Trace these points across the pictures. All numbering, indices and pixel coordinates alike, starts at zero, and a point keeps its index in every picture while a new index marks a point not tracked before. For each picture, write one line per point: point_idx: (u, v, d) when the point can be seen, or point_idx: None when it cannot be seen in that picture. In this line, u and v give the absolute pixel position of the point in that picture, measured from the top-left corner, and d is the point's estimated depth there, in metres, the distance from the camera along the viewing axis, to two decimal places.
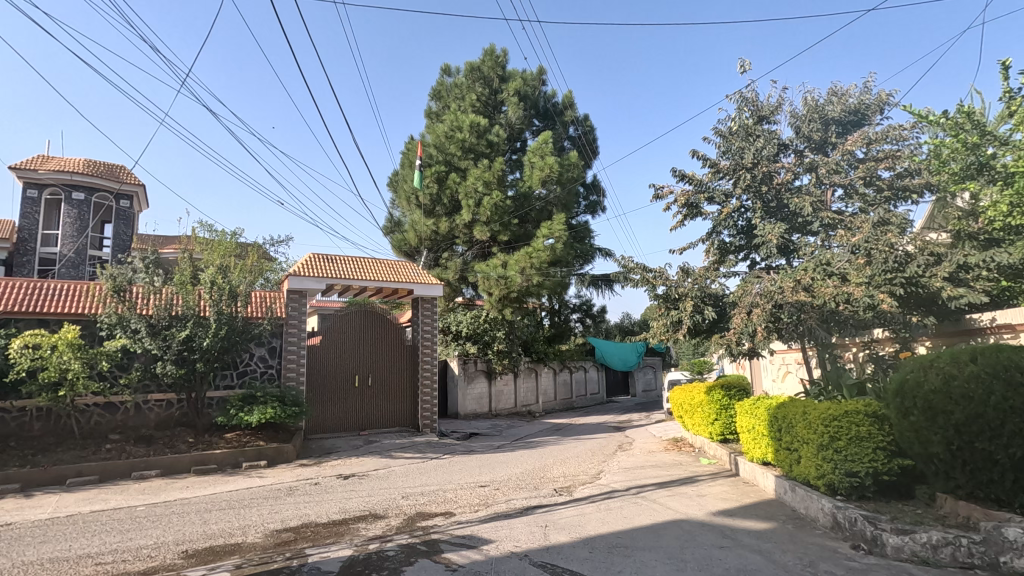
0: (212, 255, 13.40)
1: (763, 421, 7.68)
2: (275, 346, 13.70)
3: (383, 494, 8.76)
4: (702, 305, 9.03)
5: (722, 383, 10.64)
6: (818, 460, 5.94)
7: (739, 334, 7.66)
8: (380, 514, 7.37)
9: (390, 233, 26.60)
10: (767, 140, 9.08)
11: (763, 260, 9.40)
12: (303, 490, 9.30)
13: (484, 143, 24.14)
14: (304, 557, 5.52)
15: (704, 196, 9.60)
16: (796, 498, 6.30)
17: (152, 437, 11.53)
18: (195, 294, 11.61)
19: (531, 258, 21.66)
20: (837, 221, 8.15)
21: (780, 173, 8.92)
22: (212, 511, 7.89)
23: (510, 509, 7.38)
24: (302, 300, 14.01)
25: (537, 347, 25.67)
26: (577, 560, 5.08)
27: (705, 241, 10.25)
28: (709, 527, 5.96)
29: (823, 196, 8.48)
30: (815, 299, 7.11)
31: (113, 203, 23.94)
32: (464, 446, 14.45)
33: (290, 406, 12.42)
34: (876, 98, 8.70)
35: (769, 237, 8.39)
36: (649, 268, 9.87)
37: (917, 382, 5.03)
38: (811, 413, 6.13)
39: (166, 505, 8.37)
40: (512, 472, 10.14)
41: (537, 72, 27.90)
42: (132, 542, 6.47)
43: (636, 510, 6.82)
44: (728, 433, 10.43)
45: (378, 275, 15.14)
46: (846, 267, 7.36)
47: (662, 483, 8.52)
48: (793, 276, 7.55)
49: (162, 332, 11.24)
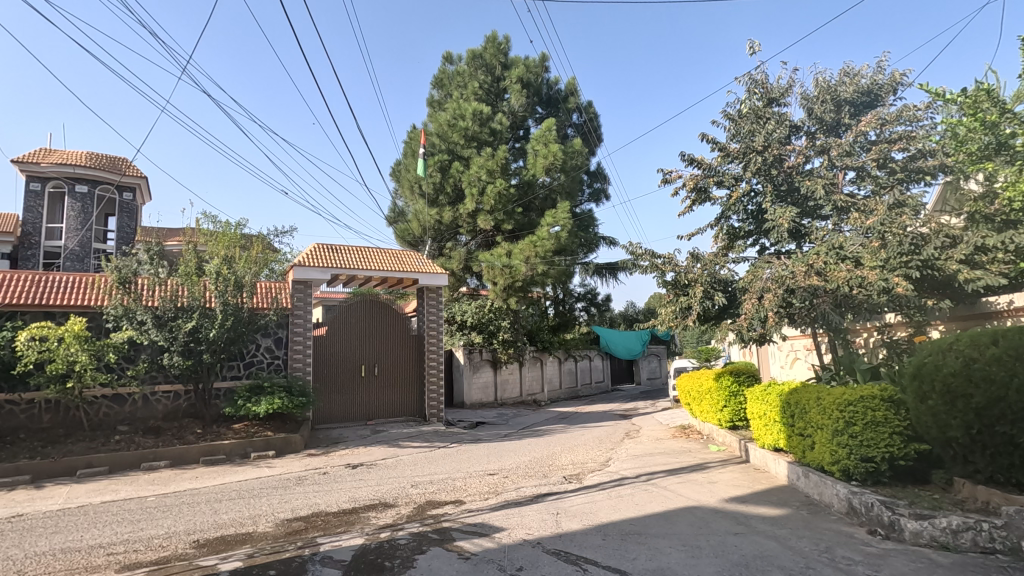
0: (216, 245, 13.34)
1: (775, 407, 7.61)
2: (281, 337, 13.68)
3: (392, 483, 8.76)
4: (712, 291, 8.94)
5: (732, 370, 10.56)
6: (832, 446, 5.86)
7: (751, 320, 7.58)
8: (389, 503, 7.35)
9: (393, 222, 26.52)
10: (778, 123, 8.91)
11: (773, 245, 9.28)
12: (312, 479, 9.32)
13: (487, 131, 24.00)
14: (316, 546, 5.50)
15: (713, 180, 9.46)
16: (810, 484, 6.24)
17: (160, 428, 11.56)
18: (200, 285, 11.56)
19: (535, 247, 21.58)
20: (850, 204, 8.00)
21: (791, 156, 8.77)
22: (223, 500, 7.90)
23: (521, 496, 7.36)
24: (307, 290, 13.96)
25: (542, 336, 25.62)
26: (591, 547, 5.04)
27: (714, 226, 10.15)
28: (722, 514, 5.92)
29: (835, 179, 8.31)
30: (828, 284, 7.01)
31: (116, 195, 23.92)
32: (472, 434, 14.48)
33: (297, 396, 12.45)
34: (890, 77, 8.43)
35: (780, 221, 8.29)
36: (657, 254, 9.78)
37: (935, 365, 4.94)
38: (825, 398, 6.06)
39: (176, 495, 8.38)
40: (520, 460, 10.13)
41: (539, 59, 27.56)
42: (143, 532, 6.47)
43: (648, 496, 6.79)
44: (737, 420, 10.38)
45: (383, 265, 15.08)
46: (859, 251, 7.25)
47: (672, 470, 8.48)
48: (805, 260, 7.46)
49: (168, 324, 11.21)
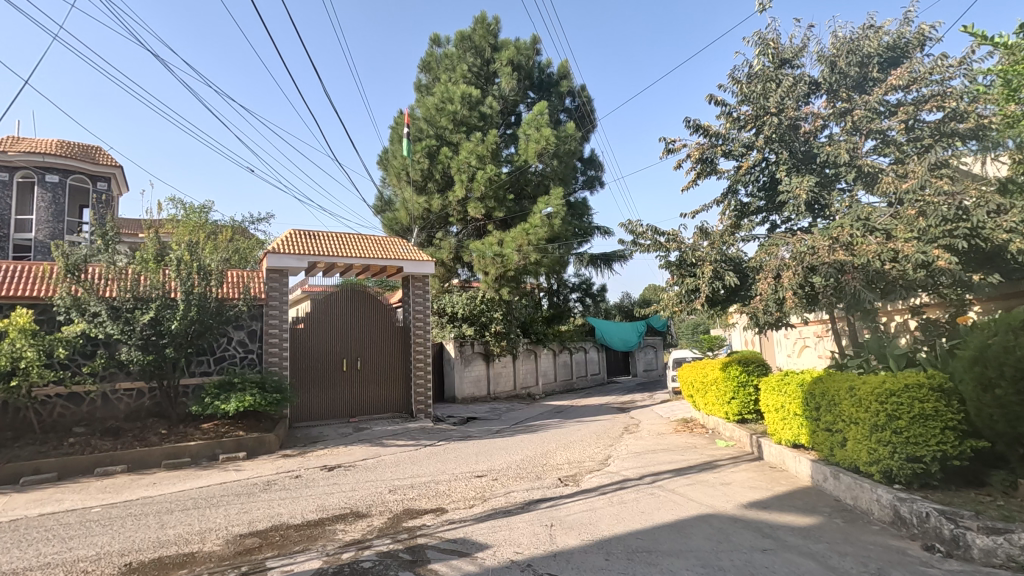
0: (182, 232, 12.41)
1: (795, 399, 6.77)
2: (254, 330, 12.76)
3: (369, 487, 7.89)
4: (723, 271, 8.05)
5: (740, 359, 9.69)
6: (870, 443, 5.03)
7: (767, 301, 7.10)
8: (361, 513, 6.48)
9: (381, 212, 25.59)
10: (794, 81, 8.00)
11: (787, 222, 8.48)
12: (281, 484, 8.43)
13: (476, 116, 22.97)
14: (262, 572, 4.62)
15: (720, 150, 8.63)
16: (841, 488, 5.44)
17: (120, 429, 10.64)
18: (160, 273, 10.60)
19: (528, 235, 20.59)
20: (877, 171, 7.13)
21: (807, 120, 7.91)
22: (175, 512, 7.01)
23: (510, 503, 6.51)
24: (282, 279, 13.02)
25: (535, 328, 24.91)
26: (592, 571, 4.18)
27: (720, 203, 9.38)
28: (743, 523, 5.09)
29: (858, 144, 7.40)
30: (855, 260, 6.16)
31: (90, 185, 22.65)
32: (461, 431, 13.64)
33: (270, 393, 11.52)
34: (919, 28, 7.46)
35: (797, 192, 7.44)
36: (660, 231, 8.98)
37: (1004, 347, 4.15)
38: (859, 388, 5.20)
39: (125, 506, 7.47)
40: (511, 459, 9.28)
41: (530, 41, 26.47)
42: (69, 553, 5.56)
43: (655, 502, 5.95)
44: (746, 413, 9.57)
45: (366, 251, 14.12)
46: (890, 222, 6.43)
47: (678, 470, 7.63)
48: (827, 233, 6.64)
49: (125, 316, 10.22)
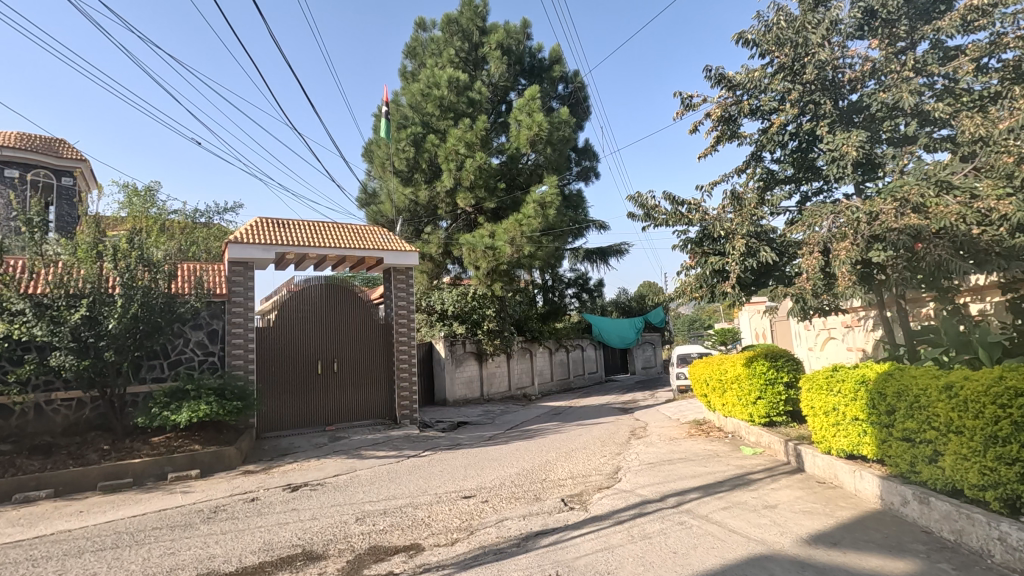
0: (129, 224, 11.00)
1: (853, 400, 5.46)
2: (215, 330, 11.37)
3: (334, 515, 6.53)
4: (756, 246, 6.75)
5: (766, 352, 8.44)
6: (984, 461, 3.74)
7: (814, 279, 5.90)
8: (315, 554, 5.12)
9: (365, 206, 24.17)
10: (839, 19, 6.71)
11: (825, 189, 7.24)
12: (231, 511, 7.04)
13: (465, 101, 21.34)
14: None
15: (746, 106, 7.42)
16: (934, 517, 4.17)
17: (53, 445, 9.24)
18: (96, 265, 9.20)
19: (520, 225, 19.08)
20: (947, 117, 5.90)
21: (850, 64, 6.71)
22: (86, 554, 5.62)
23: (503, 536, 5.18)
24: (247, 272, 11.65)
25: (530, 326, 23.53)
26: None
27: (744, 172, 8.16)
28: (814, 571, 3.79)
29: (920, 88, 6.15)
30: (932, 224, 4.88)
31: (54, 179, 20.82)
32: (450, 438, 12.27)
33: (231, 400, 10.13)
34: None
35: (846, 148, 6.12)
36: (679, 201, 7.73)
37: None
38: (965, 387, 3.91)
39: (29, 545, 6.06)
40: (505, 474, 7.93)
41: (520, 25, 25.16)
42: None
43: (689, 536, 4.65)
44: (774, 415, 8.29)
45: (342, 239, 12.74)
46: (976, 179, 5.19)
47: (705, 487, 6.32)
48: (889, 194, 5.38)
49: (53, 314, 8.79)
